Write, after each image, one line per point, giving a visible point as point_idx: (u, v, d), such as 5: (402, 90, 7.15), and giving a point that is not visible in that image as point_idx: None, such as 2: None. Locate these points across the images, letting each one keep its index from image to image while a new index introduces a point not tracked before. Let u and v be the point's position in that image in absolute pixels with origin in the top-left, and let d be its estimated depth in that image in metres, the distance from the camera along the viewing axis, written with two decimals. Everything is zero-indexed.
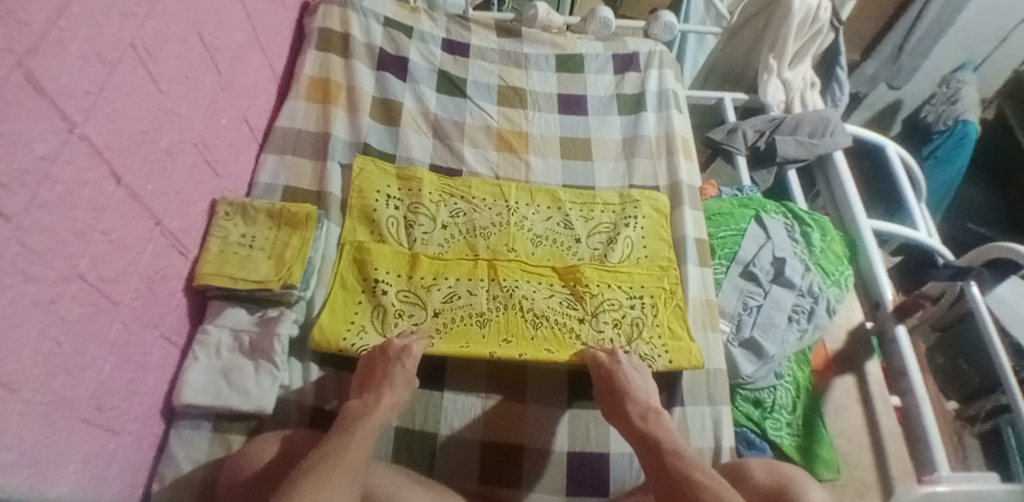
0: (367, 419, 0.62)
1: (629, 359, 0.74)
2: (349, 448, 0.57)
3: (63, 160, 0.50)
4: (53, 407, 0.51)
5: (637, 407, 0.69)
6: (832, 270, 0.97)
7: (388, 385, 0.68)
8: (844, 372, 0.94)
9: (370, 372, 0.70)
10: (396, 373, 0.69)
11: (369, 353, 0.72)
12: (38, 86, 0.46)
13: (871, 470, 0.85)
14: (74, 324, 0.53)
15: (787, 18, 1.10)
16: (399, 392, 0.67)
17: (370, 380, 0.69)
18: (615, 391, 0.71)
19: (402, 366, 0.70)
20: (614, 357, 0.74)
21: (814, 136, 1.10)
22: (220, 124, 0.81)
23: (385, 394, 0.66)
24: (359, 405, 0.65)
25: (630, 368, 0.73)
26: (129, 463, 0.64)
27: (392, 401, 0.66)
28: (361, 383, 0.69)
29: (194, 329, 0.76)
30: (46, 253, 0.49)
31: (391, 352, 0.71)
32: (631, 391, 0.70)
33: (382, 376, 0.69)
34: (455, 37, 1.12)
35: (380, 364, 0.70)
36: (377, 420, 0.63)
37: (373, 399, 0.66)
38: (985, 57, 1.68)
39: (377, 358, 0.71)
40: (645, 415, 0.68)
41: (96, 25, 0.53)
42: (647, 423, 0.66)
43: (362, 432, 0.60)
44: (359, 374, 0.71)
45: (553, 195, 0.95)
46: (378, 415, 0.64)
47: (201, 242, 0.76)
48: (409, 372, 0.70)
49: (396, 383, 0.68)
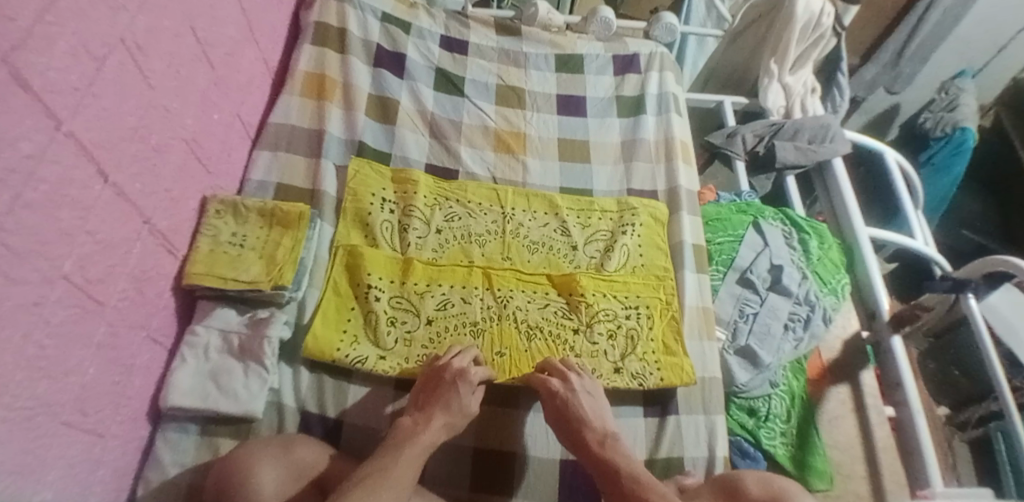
0: (418, 438, 0.63)
1: (581, 382, 0.74)
2: (398, 465, 0.58)
3: (49, 158, 0.48)
4: (36, 412, 0.50)
5: (595, 433, 0.69)
6: (830, 278, 0.97)
7: (442, 406, 0.68)
8: (839, 382, 0.94)
9: (433, 390, 0.69)
10: (452, 398, 0.68)
11: (428, 374, 0.71)
12: (23, 83, 0.44)
13: (864, 482, 0.85)
14: (58, 327, 0.52)
15: (790, 23, 1.10)
16: (452, 417, 0.67)
17: (426, 397, 0.69)
18: (571, 420, 0.70)
19: (459, 392, 0.69)
20: (569, 385, 0.72)
21: (813, 142, 1.09)
22: (212, 121, 0.79)
23: (438, 415, 0.66)
24: (410, 423, 0.66)
25: (583, 394, 0.72)
26: (114, 467, 0.63)
27: (443, 422, 0.66)
28: (420, 397, 0.70)
29: (182, 328, 0.75)
30: (29, 255, 0.47)
31: (454, 369, 0.70)
32: (588, 418, 0.70)
33: (439, 398, 0.68)
34: (454, 34, 1.10)
35: (437, 384, 0.70)
36: (428, 440, 0.64)
37: (426, 419, 0.66)
38: (982, 66, 1.69)
39: (435, 379, 0.70)
40: (603, 440, 0.68)
41: (85, 19, 0.51)
42: (603, 449, 0.67)
43: (410, 454, 0.61)
44: (417, 389, 0.71)
45: (551, 201, 0.93)
46: (428, 434, 0.64)
47: (190, 241, 0.75)
48: (471, 397, 0.70)
49: (451, 406, 0.68)
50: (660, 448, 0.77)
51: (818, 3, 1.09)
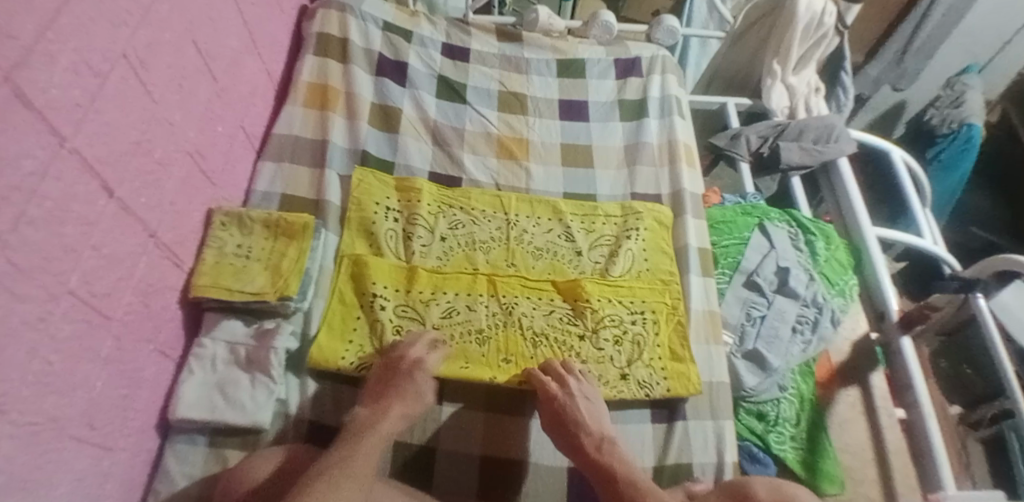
0: (376, 428, 0.64)
1: (579, 387, 0.74)
2: (359, 456, 0.60)
3: (52, 175, 0.49)
4: (43, 427, 0.50)
5: (591, 438, 0.70)
6: (837, 279, 0.96)
7: (399, 396, 0.68)
8: (848, 385, 0.94)
9: (387, 380, 0.70)
10: (407, 388, 0.69)
11: (385, 363, 0.72)
12: (25, 100, 0.45)
13: (875, 485, 0.84)
14: (65, 341, 0.52)
15: (792, 23, 1.09)
16: (408, 406, 0.69)
17: (381, 386, 0.70)
18: (568, 424, 0.71)
19: (415, 381, 0.70)
20: (567, 389, 0.73)
21: (819, 142, 1.09)
22: (216, 133, 0.79)
23: (394, 406, 0.68)
24: (368, 414, 0.67)
25: (581, 398, 0.73)
26: (122, 480, 0.64)
27: (400, 414, 0.67)
28: (373, 389, 0.70)
29: (189, 340, 0.75)
30: (34, 271, 0.48)
31: (408, 361, 0.71)
32: (584, 421, 0.71)
33: (397, 387, 0.69)
34: (455, 41, 1.10)
35: (392, 376, 0.70)
36: (386, 430, 0.65)
37: (382, 409, 0.67)
38: (988, 61, 1.66)
39: (391, 370, 0.71)
40: (599, 445, 0.69)
41: (86, 35, 0.52)
42: (601, 454, 0.68)
43: (369, 445, 0.62)
44: (371, 380, 0.72)
45: (554, 207, 0.93)
46: (385, 425, 0.65)
47: (196, 254, 0.75)
48: (425, 386, 0.71)
49: (406, 396, 0.69)
50: (668, 454, 0.76)
51: (820, 2, 1.09)
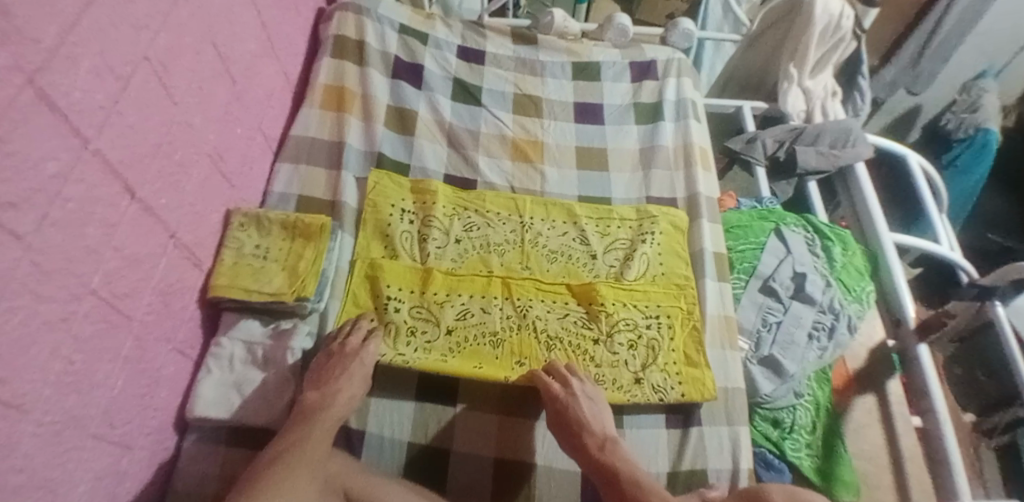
0: (327, 412, 0.66)
1: (582, 387, 0.74)
2: (309, 443, 0.62)
3: (75, 177, 0.49)
4: (64, 426, 0.51)
5: (594, 438, 0.70)
6: (855, 285, 0.94)
7: (345, 379, 0.69)
8: (865, 391, 0.93)
9: (327, 364, 0.71)
10: (354, 369, 0.70)
11: (326, 351, 0.73)
12: (49, 102, 0.45)
13: (891, 492, 0.84)
14: (86, 341, 0.53)
15: (809, 26, 1.09)
16: (355, 387, 0.70)
17: (325, 370, 0.70)
18: (572, 424, 0.71)
19: (361, 362, 0.71)
20: (569, 390, 0.73)
21: (835, 146, 1.08)
22: (235, 134, 0.80)
23: (342, 388, 0.68)
24: (317, 396, 0.67)
25: (584, 398, 0.73)
26: (140, 479, 0.64)
27: (347, 395, 0.68)
28: (317, 373, 0.70)
29: (207, 340, 0.76)
30: (56, 272, 0.48)
31: (349, 349, 0.72)
32: (588, 422, 0.71)
33: (340, 370, 0.70)
34: (471, 44, 1.10)
35: (337, 359, 0.71)
36: (336, 413, 0.67)
37: (333, 392, 0.68)
38: (1005, 64, 1.65)
39: (334, 356, 0.71)
40: (603, 444, 0.70)
41: (109, 39, 0.52)
42: (605, 454, 0.69)
43: (319, 429, 0.64)
44: (319, 361, 0.72)
45: (569, 210, 0.93)
46: (334, 408, 0.67)
47: (215, 254, 0.76)
48: (366, 367, 0.71)
49: (352, 378, 0.70)
50: (683, 460, 0.76)
51: (837, 5, 1.08)
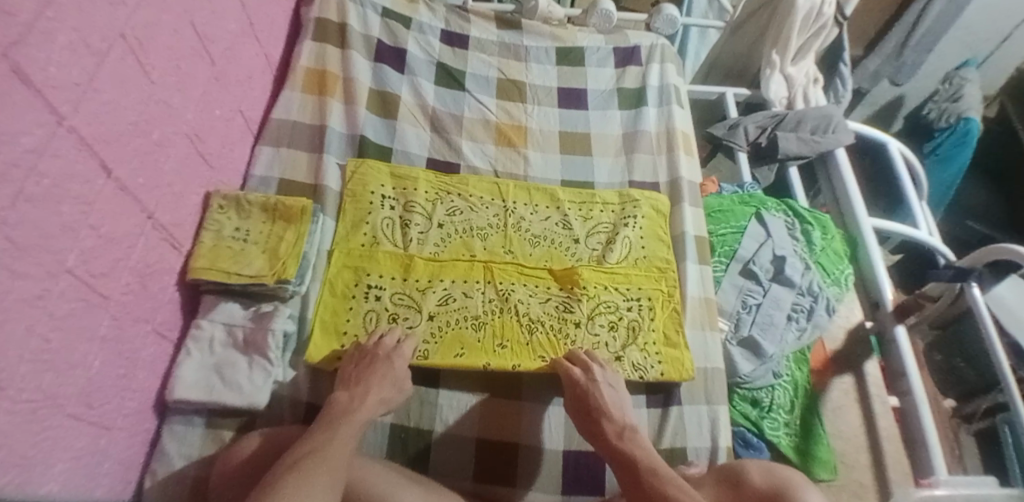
0: (352, 416, 0.63)
1: (603, 374, 0.75)
2: (332, 444, 0.58)
3: (50, 152, 0.49)
4: (41, 404, 0.50)
5: (613, 425, 0.70)
6: (833, 269, 0.96)
7: (377, 381, 0.68)
8: (843, 372, 0.94)
9: (359, 368, 0.70)
10: (383, 373, 0.69)
11: (359, 351, 0.72)
12: (24, 78, 0.45)
13: (868, 470, 0.85)
14: (62, 320, 0.52)
15: (792, 12, 1.09)
16: (384, 391, 0.68)
17: (357, 373, 0.69)
18: (592, 411, 0.71)
19: (391, 365, 0.70)
20: (591, 376, 0.74)
21: (816, 132, 1.09)
22: (214, 116, 0.79)
23: (371, 390, 0.67)
24: (345, 398, 0.66)
25: (605, 386, 0.73)
26: (119, 460, 0.64)
27: (379, 398, 0.67)
28: (350, 376, 0.69)
29: (187, 322, 0.75)
30: (32, 248, 0.48)
31: (384, 348, 0.72)
32: (608, 409, 0.71)
33: (371, 372, 0.69)
34: (454, 28, 1.10)
35: (369, 360, 0.71)
36: (361, 418, 0.64)
37: (361, 394, 0.66)
38: (988, 54, 1.67)
39: (366, 356, 0.71)
40: (620, 433, 0.69)
41: (85, 14, 0.52)
42: (622, 442, 0.68)
43: (346, 429, 0.61)
44: (345, 369, 0.71)
45: (552, 194, 0.93)
46: (365, 410, 0.65)
47: (193, 236, 0.75)
48: (396, 372, 0.70)
49: (384, 381, 0.69)
50: (663, 437, 0.77)
51: None
